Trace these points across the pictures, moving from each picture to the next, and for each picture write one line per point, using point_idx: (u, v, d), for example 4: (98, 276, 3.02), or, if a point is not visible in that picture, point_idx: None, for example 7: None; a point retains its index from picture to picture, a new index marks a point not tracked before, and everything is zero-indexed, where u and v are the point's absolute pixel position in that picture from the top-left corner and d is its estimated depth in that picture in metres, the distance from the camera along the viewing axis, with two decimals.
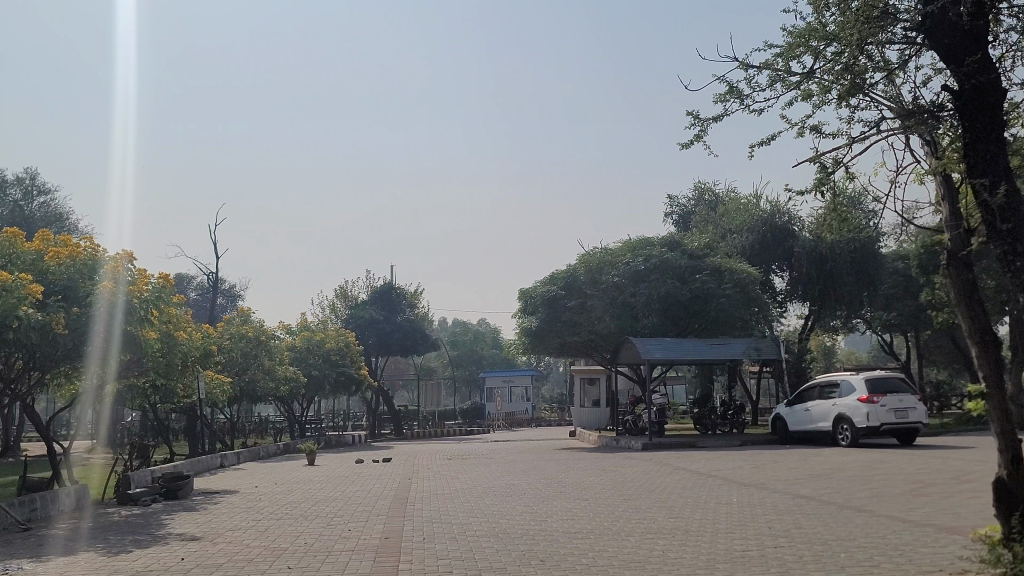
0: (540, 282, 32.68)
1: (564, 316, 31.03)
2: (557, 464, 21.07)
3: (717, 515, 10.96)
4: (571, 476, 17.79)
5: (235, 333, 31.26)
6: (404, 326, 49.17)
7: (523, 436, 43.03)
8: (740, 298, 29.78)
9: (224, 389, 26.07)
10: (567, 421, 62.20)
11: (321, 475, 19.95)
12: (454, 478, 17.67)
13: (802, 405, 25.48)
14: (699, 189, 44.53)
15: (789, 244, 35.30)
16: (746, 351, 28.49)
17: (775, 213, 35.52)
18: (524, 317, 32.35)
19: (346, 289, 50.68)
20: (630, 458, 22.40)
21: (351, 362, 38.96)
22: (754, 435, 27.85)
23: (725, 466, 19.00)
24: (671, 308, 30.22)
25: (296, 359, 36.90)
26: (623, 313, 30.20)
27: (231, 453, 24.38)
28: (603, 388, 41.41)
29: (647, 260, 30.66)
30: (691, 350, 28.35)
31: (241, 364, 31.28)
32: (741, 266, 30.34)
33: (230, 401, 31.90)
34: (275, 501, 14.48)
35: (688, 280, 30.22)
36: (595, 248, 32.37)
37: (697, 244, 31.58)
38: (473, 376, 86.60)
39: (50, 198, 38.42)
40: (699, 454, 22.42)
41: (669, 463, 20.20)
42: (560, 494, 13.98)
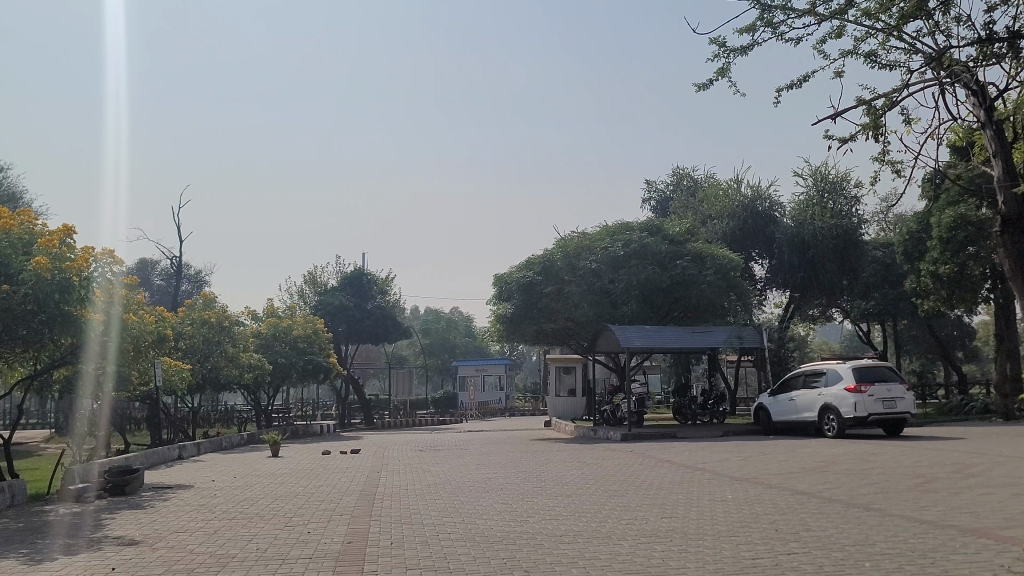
0: (516, 267, 31.65)
1: (540, 302, 30.01)
2: (534, 456, 20.11)
3: (713, 514, 10.04)
4: (550, 469, 16.83)
5: (196, 319, 29.94)
6: (375, 313, 47.97)
7: (497, 426, 42.05)
8: (722, 285, 28.96)
9: (184, 377, 24.85)
10: (540, 410, 61.35)
11: (284, 468, 18.84)
12: (426, 472, 16.62)
13: (786, 394, 24.72)
14: (676, 176, 43.72)
15: (770, 230, 34.55)
16: (728, 339, 27.71)
17: (756, 199, 34.79)
18: (499, 303, 31.30)
19: (315, 274, 49.32)
20: (610, 449, 21.50)
21: (320, 349, 37.73)
22: (735, 426, 27.09)
23: (711, 458, 18.13)
24: (651, 295, 29.32)
25: (262, 346, 35.62)
26: (602, 300, 29.30)
27: (190, 444, 23.18)
28: (579, 377, 40.60)
29: (627, 245, 29.74)
30: (671, 338, 27.50)
31: (204, 351, 29.96)
32: (722, 253, 29.57)
33: (192, 389, 30.64)
34: (231, 497, 13.37)
35: (669, 266, 29.35)
36: (573, 232, 31.39)
37: (677, 229, 30.65)
38: (445, 365, 85.51)
39: (3, 176, 36.66)
40: (681, 446, 21.58)
41: (652, 455, 19.32)
42: (539, 490, 13.01)
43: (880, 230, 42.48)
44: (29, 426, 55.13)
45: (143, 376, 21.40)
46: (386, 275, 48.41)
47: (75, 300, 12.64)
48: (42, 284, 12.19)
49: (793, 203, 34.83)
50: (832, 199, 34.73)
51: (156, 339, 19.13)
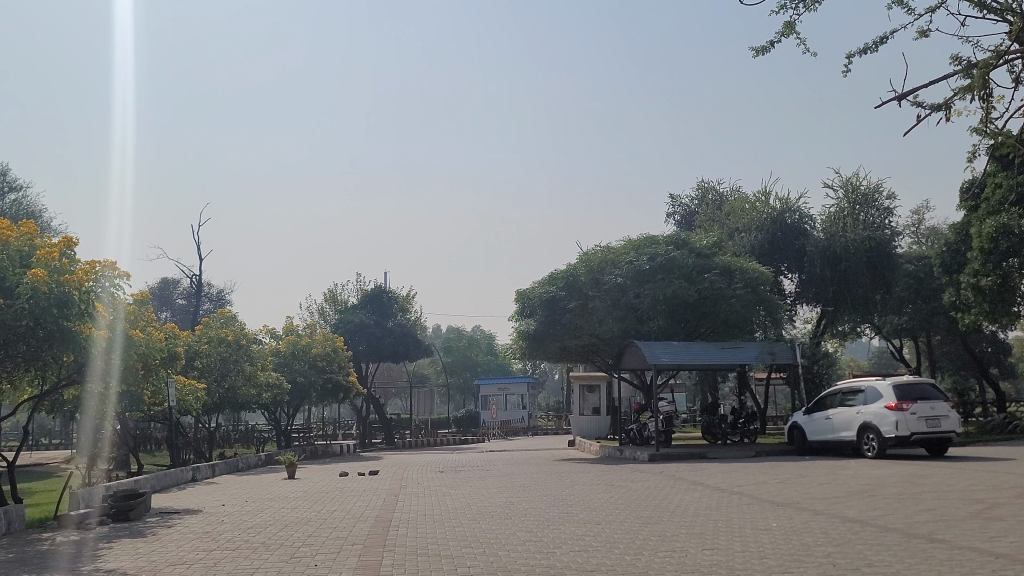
0: (538, 283, 30.83)
1: (564, 318, 29.17)
2: (559, 478, 19.26)
3: (758, 546, 9.18)
4: (576, 493, 15.98)
5: (213, 337, 29.35)
6: (396, 331, 47.33)
7: (520, 446, 41.20)
8: (751, 299, 27.97)
9: (200, 396, 24.22)
10: (564, 429, 60.27)
11: (299, 491, 18.12)
12: (446, 495, 15.82)
13: (821, 413, 23.69)
14: (701, 189, 42.74)
15: (800, 244, 33.51)
16: (759, 356, 26.71)
17: (785, 211, 33.79)
18: (522, 319, 30.50)
19: (336, 292, 48.76)
20: (638, 470, 20.60)
21: (339, 368, 37.04)
22: (768, 446, 26.06)
23: (746, 480, 17.20)
24: (678, 310, 28.37)
25: (280, 364, 35.00)
26: (627, 315, 28.40)
27: (205, 466, 22.55)
28: (604, 396, 39.69)
29: (652, 258, 28.83)
30: (700, 354, 26.54)
31: (221, 370, 29.35)
32: (752, 266, 28.62)
33: (209, 409, 30.02)
34: (239, 523, 12.65)
35: (697, 279, 28.41)
36: (597, 246, 30.54)
37: (704, 242, 29.67)
38: (467, 383, 84.62)
39: (22, 194, 36.35)
40: (713, 467, 20.64)
41: (683, 477, 18.41)
42: (565, 516, 12.19)
43: (912, 244, 41.28)
44: (50, 447, 54.80)
45: (155, 396, 20.78)
46: (406, 292, 47.78)
47: (75, 315, 11.96)
48: (39, 297, 11.51)
49: (824, 215, 33.81)
50: (864, 212, 33.68)
51: (167, 356, 18.49)
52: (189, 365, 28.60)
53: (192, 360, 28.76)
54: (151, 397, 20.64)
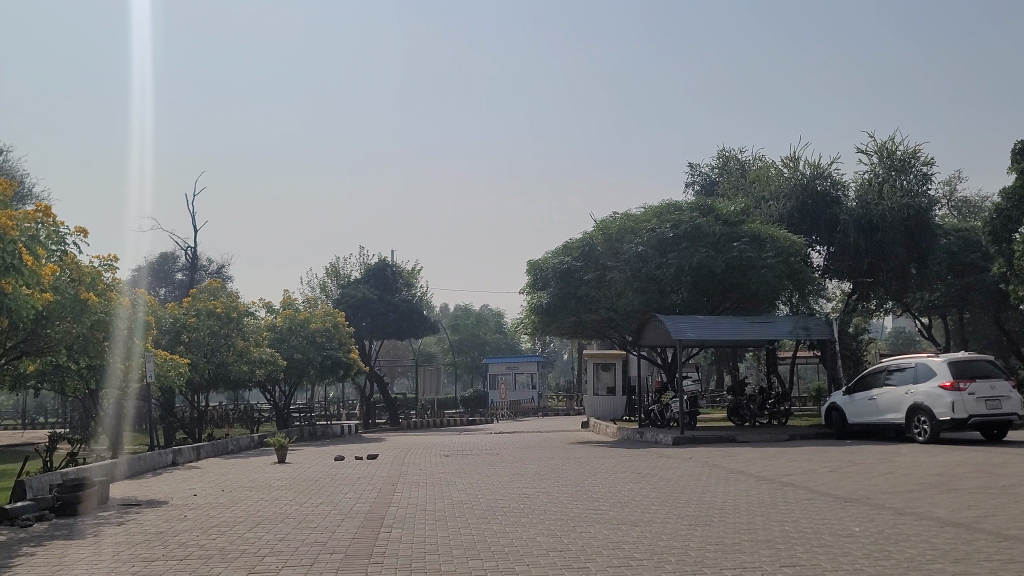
0: (552, 252, 28.75)
1: (580, 291, 27.10)
2: (577, 464, 17.22)
3: (854, 561, 7.05)
4: (600, 482, 13.93)
5: (202, 310, 27.33)
6: (401, 307, 45.28)
7: (530, 427, 39.23)
8: (784, 270, 25.81)
9: (182, 372, 22.27)
10: (574, 410, 58.41)
11: (284, 478, 16.10)
12: (450, 486, 13.74)
13: (865, 393, 21.54)
14: (722, 158, 40.40)
15: (832, 212, 31.19)
16: (793, 331, 24.50)
17: (815, 177, 31.45)
18: (535, 292, 28.46)
19: (338, 266, 46.70)
20: (664, 456, 18.52)
21: (340, 344, 35.03)
22: (802, 429, 23.95)
23: (792, 468, 15.09)
24: (703, 281, 26.16)
25: (276, 340, 32.99)
26: (648, 287, 26.24)
27: (188, 448, 20.62)
28: (619, 375, 37.64)
29: (676, 226, 26.62)
30: (729, 329, 24.41)
31: (211, 346, 27.36)
32: (783, 235, 26.47)
33: (200, 387, 28.15)
34: (201, 521, 10.56)
35: (723, 248, 26.23)
36: (616, 213, 28.40)
37: (731, 209, 27.42)
38: (475, 363, 82.81)
39: (3, 159, 34.06)
40: (748, 452, 18.49)
41: (718, 464, 16.30)
42: (592, 515, 10.08)
43: (946, 215, 38.88)
44: (45, 426, 53.11)
45: (129, 374, 18.79)
46: (411, 266, 45.68)
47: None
48: None
49: (857, 182, 31.46)
50: (900, 178, 31.39)
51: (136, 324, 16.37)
52: (177, 340, 26.70)
53: (180, 335, 26.79)
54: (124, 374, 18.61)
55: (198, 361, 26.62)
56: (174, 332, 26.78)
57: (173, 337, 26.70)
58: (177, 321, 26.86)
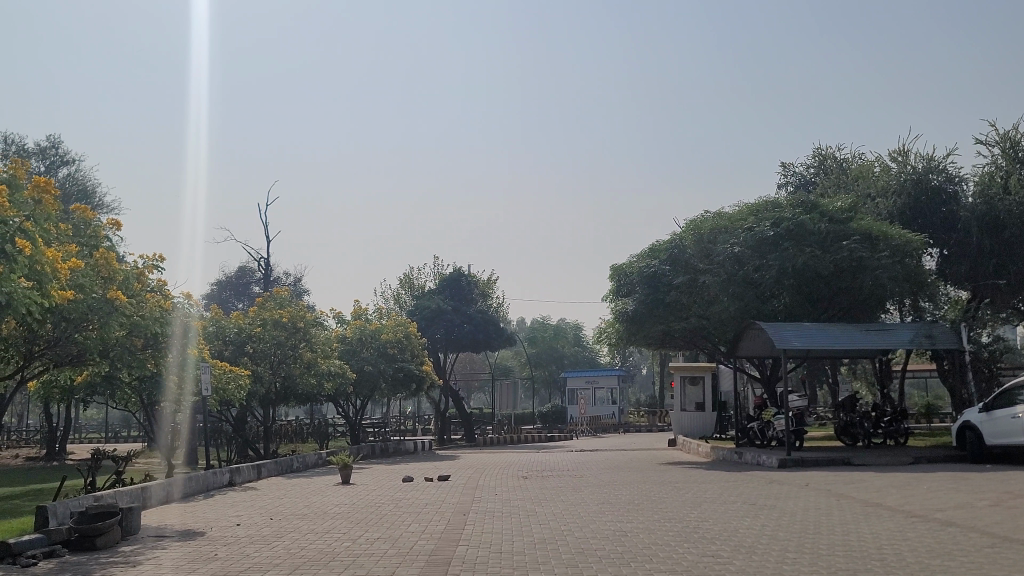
0: (638, 255, 26.59)
1: (669, 297, 24.88)
2: (675, 491, 15.01)
3: None
4: (708, 515, 11.72)
5: (268, 319, 26.00)
6: (477, 318, 43.52)
7: (614, 445, 36.93)
8: (901, 271, 22.96)
9: (242, 385, 20.89)
10: (658, 426, 55.69)
11: (343, 504, 14.35)
12: (529, 518, 11.76)
13: (1006, 410, 18.68)
14: (820, 156, 37.51)
15: (949, 210, 28.07)
16: (914, 339, 21.66)
17: (929, 170, 28.46)
18: (619, 299, 26.36)
19: (411, 276, 45.26)
20: (773, 482, 16.17)
21: (412, 357, 33.41)
22: (927, 451, 21.12)
23: (937, 500, 12.63)
24: (808, 285, 23.55)
25: (346, 352, 31.53)
26: (746, 292, 23.77)
27: (246, 467, 19.10)
28: (709, 390, 35.04)
29: (777, 224, 24.06)
30: (841, 338, 21.76)
31: (276, 357, 25.96)
32: (897, 232, 23.66)
33: (268, 401, 26.81)
34: (232, 563, 8.81)
35: (831, 247, 23.57)
36: (708, 211, 26.09)
37: (838, 205, 24.69)
38: (553, 377, 80.66)
39: (74, 167, 33.49)
40: (873, 479, 15.97)
41: (842, 494, 13.91)
42: (710, 568, 7.91)
43: None
44: (125, 439, 52.99)
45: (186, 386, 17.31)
46: (487, 276, 43.95)
47: None
48: None
49: (977, 175, 28.24)
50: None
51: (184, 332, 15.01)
52: (242, 351, 25.37)
53: (244, 346, 25.44)
54: (178, 387, 17.19)
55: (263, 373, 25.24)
56: (238, 343, 25.44)
57: (237, 349, 25.36)
58: (242, 331, 25.54)
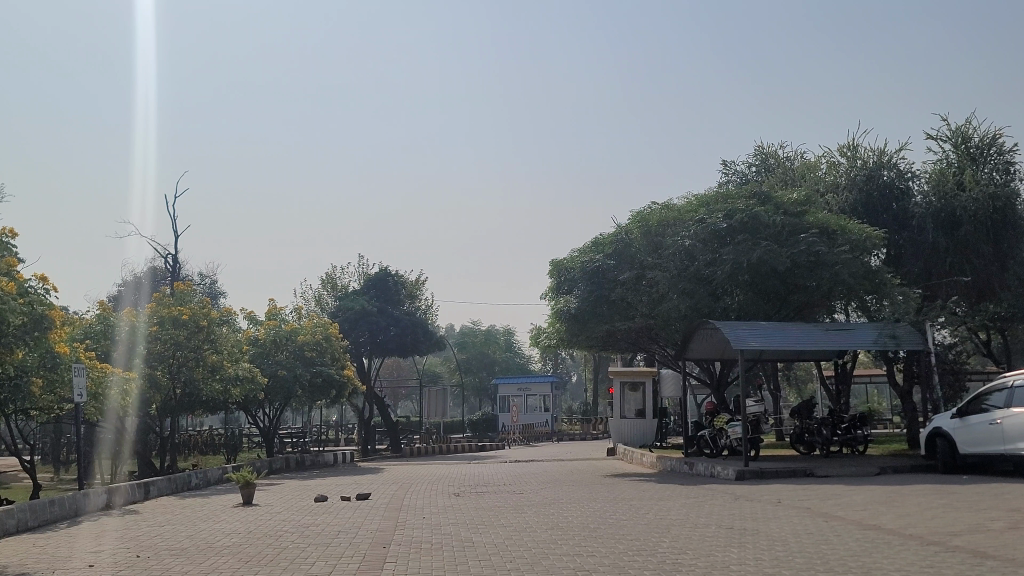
0: (580, 250, 24.60)
1: (613, 294, 22.92)
2: (633, 512, 12.88)
3: None
4: (684, 545, 9.58)
5: (165, 317, 22.98)
6: (404, 320, 40.98)
7: (550, 455, 34.83)
8: (861, 266, 21.39)
9: (126, 392, 18.15)
10: (592, 435, 53.90)
11: (236, 533, 11.80)
12: (464, 552, 9.41)
13: (982, 415, 17.08)
14: (763, 154, 36.19)
15: (902, 207, 26.80)
16: (878, 340, 20.04)
17: (881, 166, 27.24)
18: (560, 297, 24.34)
19: (334, 276, 42.46)
20: (741, 499, 14.19)
21: (332, 361, 30.75)
22: (893, 461, 19.51)
23: (944, 521, 10.76)
24: (764, 281, 21.82)
25: (258, 356, 28.71)
26: (697, 289, 22.00)
27: (128, 487, 16.25)
28: (650, 397, 33.23)
29: (730, 216, 22.26)
30: (801, 339, 20.05)
31: (175, 358, 23.03)
32: (857, 226, 22.18)
33: (166, 409, 23.84)
34: None
35: (787, 241, 21.84)
36: (655, 203, 24.24)
37: (793, 197, 23.01)
38: (483, 384, 78.43)
39: None
40: (852, 494, 14.14)
41: (828, 514, 11.95)
42: None
43: None
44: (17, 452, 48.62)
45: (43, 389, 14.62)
46: (415, 276, 41.47)
47: None
48: None
49: (930, 170, 27.02)
50: (979, 167, 26.86)
51: (37, 321, 12.25)
52: (134, 352, 22.49)
53: (137, 348, 22.55)
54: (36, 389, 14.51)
55: (150, 372, 22.27)
56: (129, 343, 22.64)
57: (128, 352, 22.49)
58: (136, 330, 22.71)
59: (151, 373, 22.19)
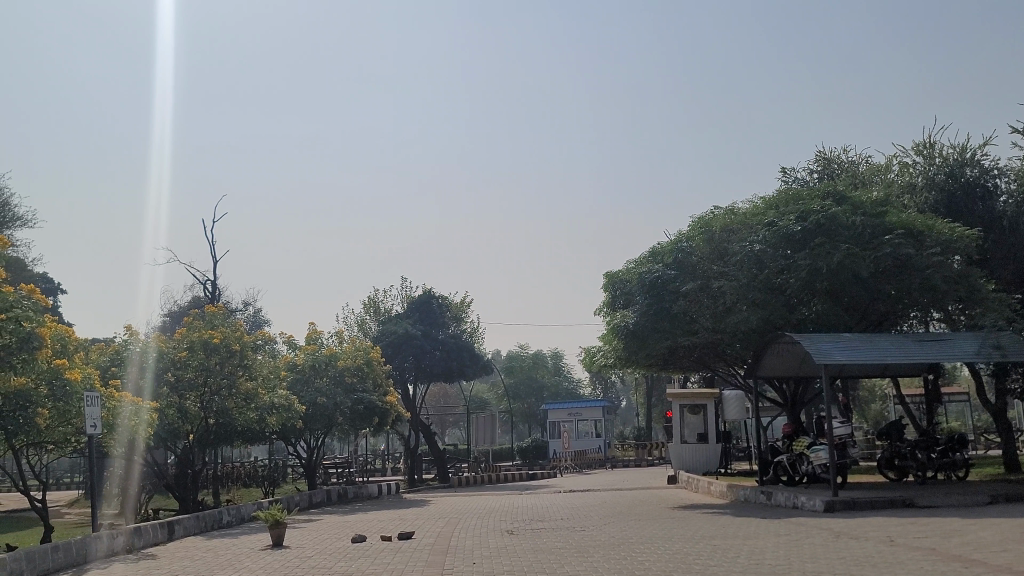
0: (637, 261, 22.76)
1: (676, 307, 20.98)
2: (722, 556, 10.92)
3: None
4: None
5: (196, 341, 21.46)
6: (448, 343, 39.37)
7: (608, 483, 32.69)
8: (954, 269, 19.18)
9: (147, 422, 16.56)
10: (647, 461, 51.47)
11: None
12: None
13: None
14: (825, 159, 34.01)
15: (989, 207, 24.45)
16: (980, 352, 17.79)
17: (963, 163, 24.96)
18: (616, 312, 22.50)
19: (377, 299, 41.03)
20: (844, 537, 12.12)
21: (374, 387, 29.15)
22: (1006, 489, 17.17)
23: None
24: (846, 289, 19.71)
25: (297, 382, 27.19)
26: (770, 300, 20.00)
27: (148, 528, 14.65)
28: (714, 420, 31.03)
29: (803, 218, 20.18)
30: (893, 352, 17.90)
31: (207, 384, 21.53)
32: (946, 226, 19.99)
33: (200, 439, 22.35)
34: None
35: (869, 244, 19.71)
36: (718, 208, 22.35)
37: (871, 197, 20.92)
38: (532, 410, 76.42)
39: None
40: (979, 530, 11.99)
41: (964, 558, 9.83)
42: None
43: None
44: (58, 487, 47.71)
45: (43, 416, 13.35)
46: (460, 297, 39.89)
47: None
48: None
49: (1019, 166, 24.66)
50: None
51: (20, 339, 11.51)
52: (159, 379, 20.98)
53: (165, 375, 21.05)
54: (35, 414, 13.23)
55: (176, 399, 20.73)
56: (136, 367, 20.86)
57: (155, 380, 21.00)
58: (162, 356, 21.15)
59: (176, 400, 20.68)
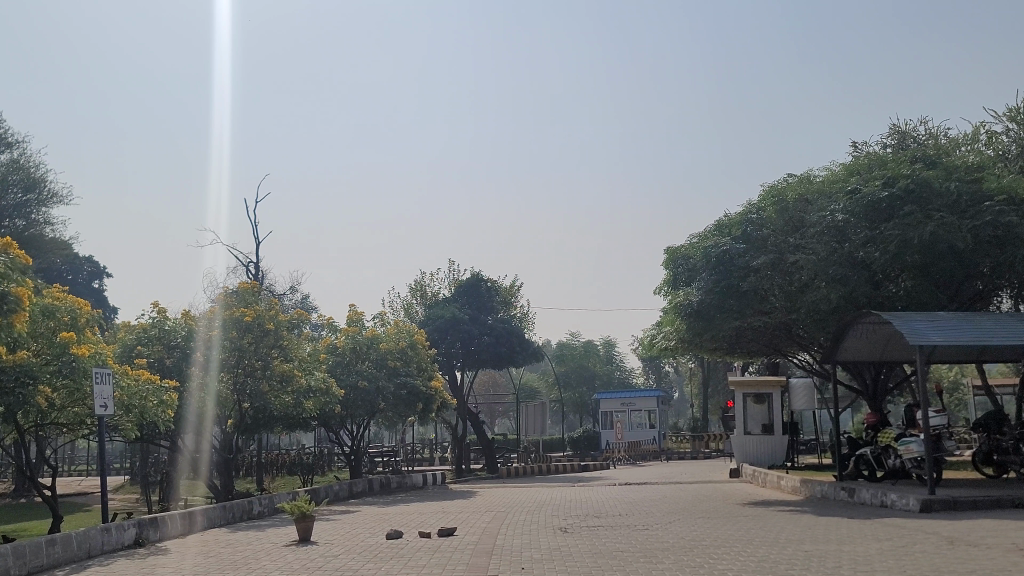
0: (701, 234, 20.87)
1: (745, 283, 19.03)
2: (820, 565, 9.09)
3: None
4: None
5: (227, 319, 20.15)
6: (497, 328, 37.81)
7: (665, 476, 30.78)
8: None
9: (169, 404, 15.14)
10: (704, 453, 49.32)
11: None
12: None
13: None
14: (899, 132, 31.62)
15: None
16: None
17: None
18: (678, 289, 20.66)
19: (423, 283, 39.64)
20: (962, 544, 10.17)
21: (418, 372, 27.70)
22: None
23: None
24: (939, 263, 17.60)
25: (337, 366, 25.86)
26: (853, 275, 18.00)
27: (164, 520, 13.28)
28: (779, 410, 28.93)
29: (890, 184, 18.12)
30: (996, 332, 15.80)
31: (240, 365, 20.22)
32: None
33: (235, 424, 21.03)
34: None
35: (965, 213, 17.56)
36: (791, 177, 20.36)
37: (965, 161, 18.74)
38: (584, 400, 74.57)
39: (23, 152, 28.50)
40: None
41: None
42: None
43: None
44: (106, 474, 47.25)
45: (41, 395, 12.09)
46: (509, 280, 38.31)
47: None
48: None
49: None
50: None
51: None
52: (188, 358, 19.84)
53: (196, 354, 19.78)
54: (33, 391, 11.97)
55: (207, 380, 19.55)
56: (202, 341, 19.79)
57: (184, 359, 19.73)
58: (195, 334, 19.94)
59: (207, 382, 19.53)
